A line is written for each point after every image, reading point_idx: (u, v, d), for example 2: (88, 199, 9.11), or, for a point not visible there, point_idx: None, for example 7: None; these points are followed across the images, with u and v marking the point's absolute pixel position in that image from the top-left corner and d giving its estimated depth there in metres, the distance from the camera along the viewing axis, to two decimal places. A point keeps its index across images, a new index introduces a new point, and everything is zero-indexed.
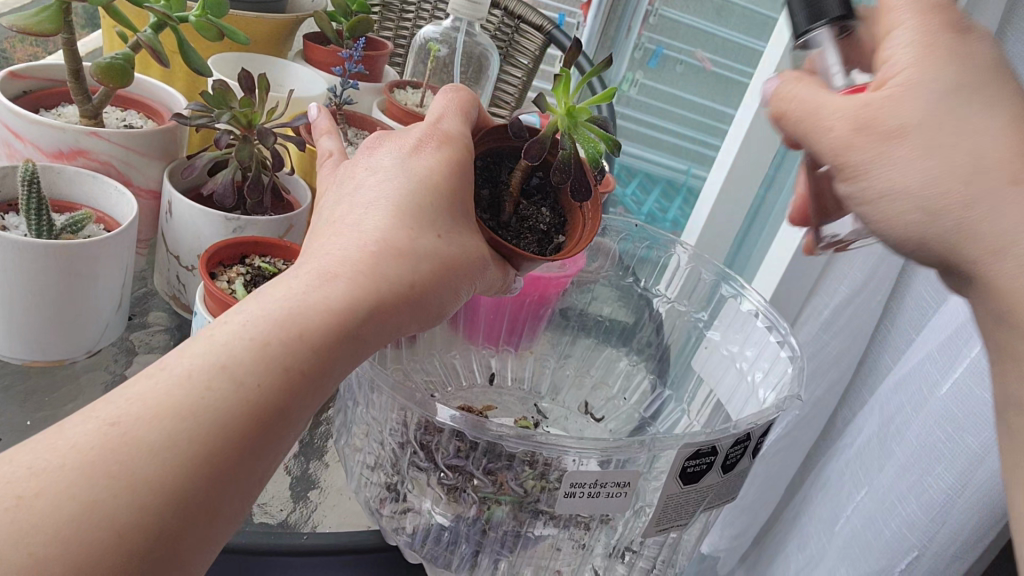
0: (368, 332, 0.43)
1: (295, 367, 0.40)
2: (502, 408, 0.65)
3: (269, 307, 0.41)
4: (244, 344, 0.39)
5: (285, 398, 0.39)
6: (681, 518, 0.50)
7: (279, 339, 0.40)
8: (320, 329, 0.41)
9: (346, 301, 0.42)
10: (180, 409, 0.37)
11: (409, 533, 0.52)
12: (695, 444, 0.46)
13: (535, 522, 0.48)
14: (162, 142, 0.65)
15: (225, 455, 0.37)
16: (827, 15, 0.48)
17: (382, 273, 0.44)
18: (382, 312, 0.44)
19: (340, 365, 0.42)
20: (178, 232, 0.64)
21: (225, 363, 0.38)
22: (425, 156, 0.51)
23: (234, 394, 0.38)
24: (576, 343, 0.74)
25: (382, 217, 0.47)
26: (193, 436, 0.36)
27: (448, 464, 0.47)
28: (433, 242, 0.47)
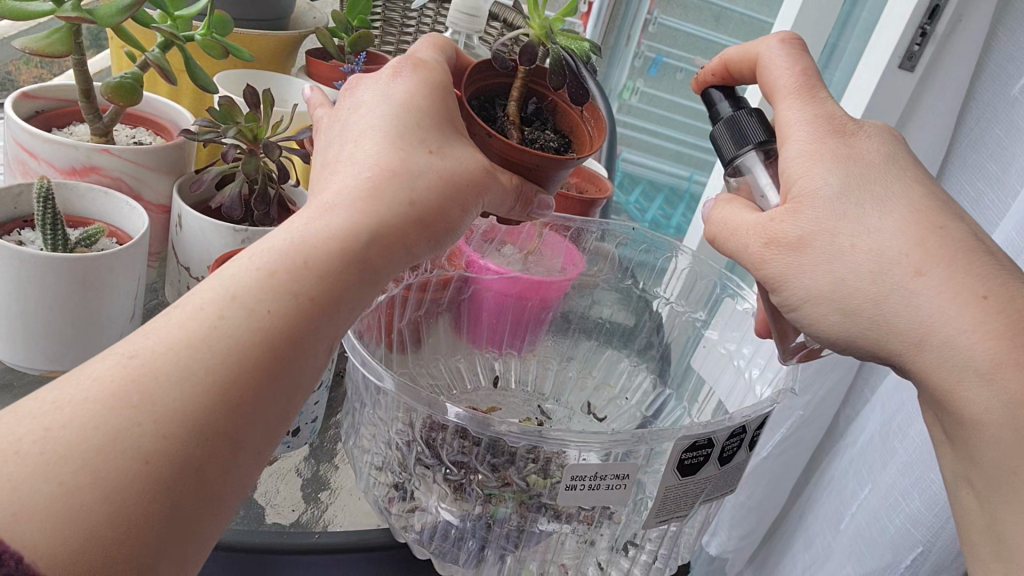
0: (376, 256, 0.46)
1: (303, 294, 0.42)
2: (506, 408, 0.67)
3: (274, 239, 0.44)
4: (250, 275, 0.42)
5: (296, 322, 0.41)
6: (681, 510, 0.52)
7: (285, 268, 0.42)
8: (323, 250, 0.43)
9: (347, 227, 0.45)
10: (193, 339, 0.39)
11: (417, 530, 0.53)
12: (692, 436, 0.47)
13: (539, 517, 0.50)
14: (171, 157, 0.67)
15: (241, 379, 0.39)
16: (755, 140, 0.54)
17: (381, 196, 0.47)
18: (387, 236, 0.46)
19: (352, 289, 0.44)
20: (187, 243, 0.66)
21: (234, 295, 0.41)
22: (403, 82, 0.55)
23: (244, 321, 0.40)
24: (579, 345, 0.75)
25: (378, 144, 0.50)
26: (206, 365, 0.38)
27: (453, 460, 0.49)
28: (427, 160, 0.50)
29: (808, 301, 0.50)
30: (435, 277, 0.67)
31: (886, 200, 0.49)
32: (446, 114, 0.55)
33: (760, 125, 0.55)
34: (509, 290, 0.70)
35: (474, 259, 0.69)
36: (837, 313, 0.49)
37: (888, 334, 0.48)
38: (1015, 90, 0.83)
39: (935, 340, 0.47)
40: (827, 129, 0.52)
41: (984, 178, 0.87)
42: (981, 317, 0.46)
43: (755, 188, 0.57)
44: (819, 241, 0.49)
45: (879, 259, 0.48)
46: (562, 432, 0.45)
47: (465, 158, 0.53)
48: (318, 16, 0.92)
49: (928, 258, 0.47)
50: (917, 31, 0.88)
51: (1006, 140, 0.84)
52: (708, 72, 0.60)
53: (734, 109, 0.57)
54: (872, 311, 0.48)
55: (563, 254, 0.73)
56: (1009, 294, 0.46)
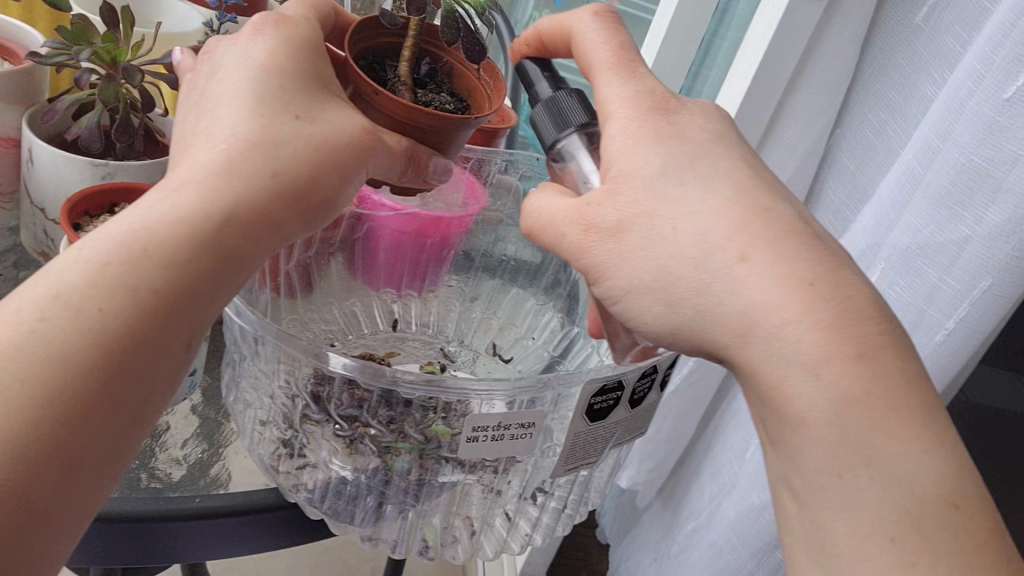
0: (231, 241, 0.41)
1: (141, 287, 0.39)
2: (405, 353, 0.63)
3: (113, 228, 0.40)
4: (80, 269, 0.38)
5: (135, 321, 0.38)
6: (591, 456, 0.49)
7: (119, 260, 0.39)
8: (163, 236, 0.40)
9: (193, 209, 0.40)
10: (11, 345, 0.36)
11: (308, 489, 0.49)
12: (601, 380, 0.44)
13: (440, 468, 0.46)
14: (17, 85, 0.59)
15: (69, 390, 0.36)
16: (577, 122, 0.50)
17: (231, 168, 0.42)
18: (245, 216, 0.42)
19: (209, 278, 0.41)
20: (40, 181, 0.58)
21: (59, 294, 0.38)
22: (265, 39, 0.47)
23: (70, 325, 0.37)
24: (482, 283, 0.71)
25: (233, 114, 0.44)
26: (25, 377, 0.36)
27: (342, 415, 0.45)
28: (294, 127, 0.44)
29: (629, 291, 0.44)
30: None
31: (708, 179, 0.45)
32: (320, 79, 0.48)
33: (581, 106, 0.50)
34: (405, 227, 0.64)
35: (368, 195, 0.64)
36: (659, 304, 0.43)
37: (713, 327, 0.42)
38: (917, 19, 0.82)
39: (761, 331, 0.41)
40: (649, 107, 0.48)
41: (887, 108, 0.87)
42: (808, 306, 0.40)
43: (580, 177, 0.50)
44: (639, 224, 0.44)
45: (700, 241, 0.43)
46: (460, 380, 0.42)
47: (342, 120, 0.46)
48: None
49: (752, 241, 0.42)
50: None
51: (907, 69, 0.84)
52: (524, 48, 0.56)
53: (553, 89, 0.53)
54: (696, 299, 0.42)
55: (462, 188, 0.69)
56: (834, 286, 0.41)
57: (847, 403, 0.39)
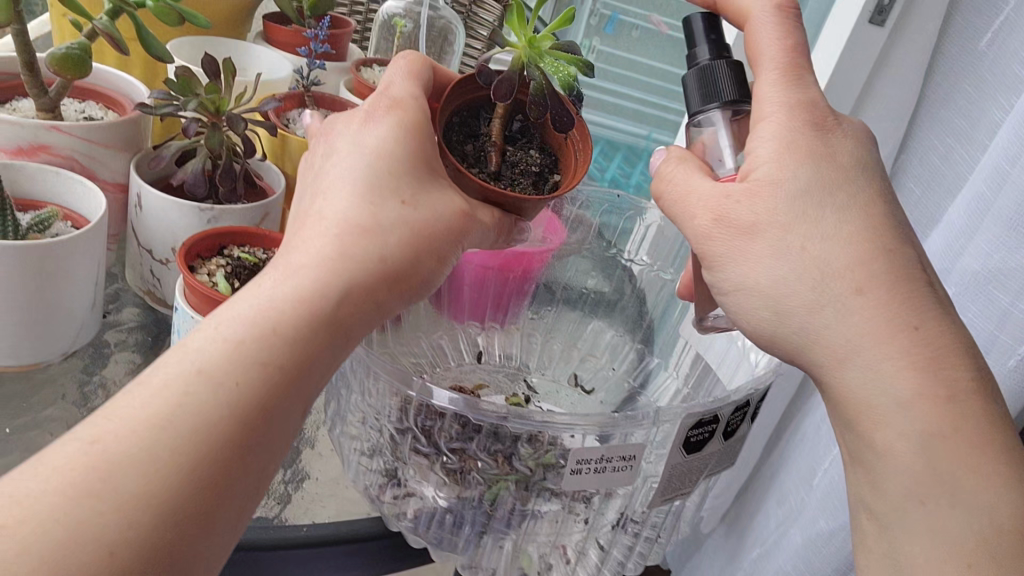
0: (346, 318, 0.43)
1: (272, 362, 0.39)
2: (494, 385, 0.65)
3: (243, 308, 0.41)
4: (217, 346, 0.39)
5: (269, 395, 0.39)
6: (684, 488, 0.50)
7: (252, 334, 0.40)
8: (286, 313, 0.41)
9: (314, 288, 0.42)
10: (157, 419, 0.36)
11: (411, 517, 0.51)
12: (698, 413, 0.46)
13: (540, 497, 0.48)
14: (126, 133, 0.62)
15: (213, 463, 0.36)
16: (720, 99, 0.49)
17: (345, 253, 0.44)
18: (359, 294, 0.43)
19: (327, 355, 0.42)
20: (148, 224, 0.61)
21: (200, 369, 0.38)
22: (377, 123, 0.49)
23: (211, 398, 0.37)
24: (562, 316, 0.73)
25: (344, 198, 0.46)
26: (171, 449, 0.36)
27: (450, 447, 0.46)
28: (397, 213, 0.46)
29: (749, 300, 0.47)
30: None
31: (842, 210, 0.46)
32: (427, 161, 0.49)
33: (734, 80, 0.49)
34: (489, 262, 0.66)
35: None
36: (767, 314, 0.46)
37: (812, 352, 0.46)
38: (984, 44, 0.81)
39: (856, 365, 0.44)
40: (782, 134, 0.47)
41: (953, 134, 0.86)
42: (910, 347, 0.44)
43: (711, 149, 0.52)
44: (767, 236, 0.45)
45: (821, 267, 0.45)
46: (544, 413, 0.44)
47: (442, 199, 0.48)
48: None
49: (872, 277, 0.45)
50: None
51: (975, 95, 0.83)
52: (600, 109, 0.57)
53: (715, 54, 0.50)
54: (803, 316, 0.45)
55: (544, 223, 0.71)
56: (935, 331, 0.45)
57: (927, 438, 0.43)
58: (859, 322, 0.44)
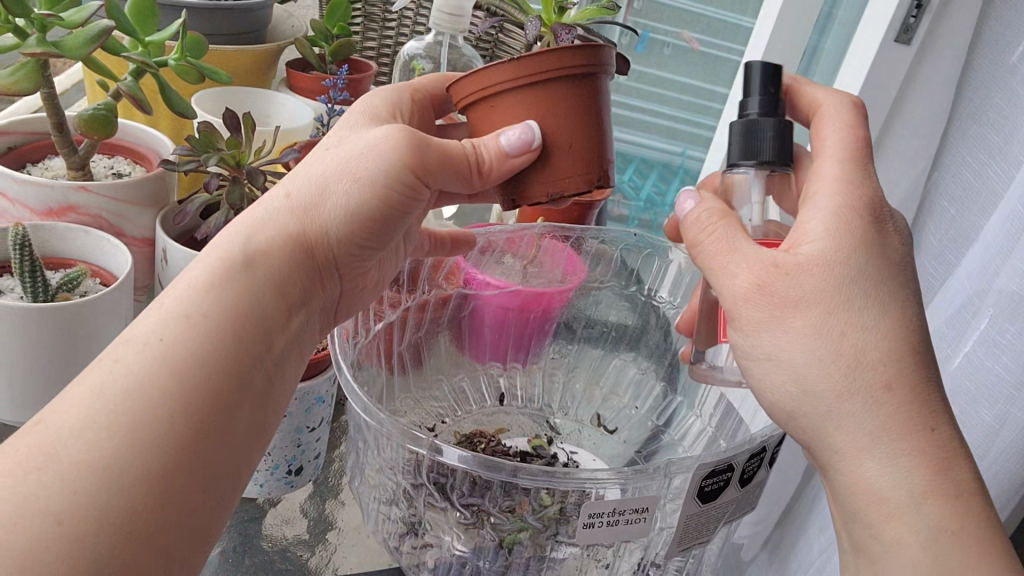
0: (276, 280, 0.45)
1: (204, 324, 0.42)
2: (515, 429, 0.66)
3: (178, 285, 0.43)
4: (162, 321, 0.41)
5: (219, 358, 0.41)
6: (703, 536, 0.50)
7: (175, 298, 0.42)
8: (206, 270, 0.43)
9: (234, 254, 0.44)
10: (87, 389, 0.38)
11: (430, 567, 0.51)
12: (711, 464, 0.45)
13: (555, 547, 0.48)
14: (151, 188, 0.64)
15: (173, 428, 0.38)
16: (757, 158, 0.48)
17: (272, 215, 0.47)
18: (286, 254, 0.46)
19: (264, 313, 0.44)
20: (174, 277, 0.63)
21: (146, 346, 0.40)
22: None
23: (150, 365, 0.39)
24: (585, 353, 0.72)
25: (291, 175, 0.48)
26: (110, 411, 0.37)
27: (463, 502, 0.47)
28: (320, 155, 0.48)
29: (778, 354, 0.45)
30: (432, 297, 0.66)
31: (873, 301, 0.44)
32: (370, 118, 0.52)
33: (777, 142, 0.47)
34: (509, 303, 0.67)
35: (473, 276, 0.67)
36: (791, 384, 0.45)
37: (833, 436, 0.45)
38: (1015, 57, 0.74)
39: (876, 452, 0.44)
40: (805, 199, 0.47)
41: (985, 149, 0.79)
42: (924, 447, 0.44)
43: (738, 195, 0.52)
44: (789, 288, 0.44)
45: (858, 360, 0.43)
46: (561, 470, 0.44)
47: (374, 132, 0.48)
48: (295, 26, 0.89)
49: (900, 375, 0.44)
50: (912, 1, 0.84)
51: (1007, 108, 0.75)
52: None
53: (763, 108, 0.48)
54: (829, 401, 0.44)
55: (562, 262, 0.71)
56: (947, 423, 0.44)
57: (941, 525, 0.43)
58: (886, 416, 0.44)
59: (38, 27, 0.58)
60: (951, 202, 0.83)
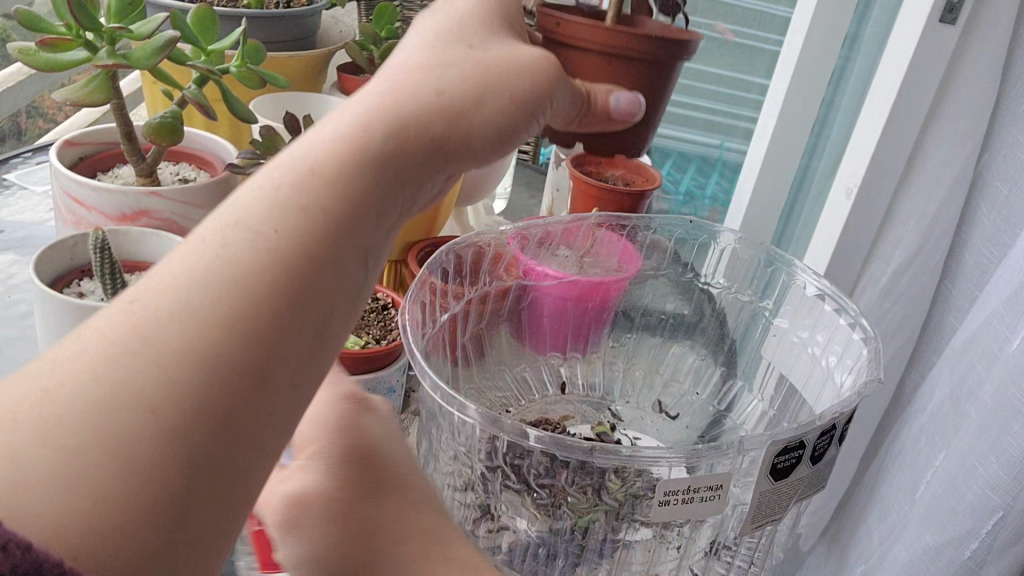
0: (394, 160, 0.36)
1: (311, 205, 0.32)
2: (578, 417, 0.67)
3: (275, 164, 0.34)
4: (252, 199, 0.32)
5: (311, 259, 0.31)
6: (775, 514, 0.50)
7: (290, 180, 0.33)
8: (326, 147, 0.35)
9: (357, 129, 0.36)
10: (188, 272, 0.29)
11: (505, 552, 0.52)
12: (783, 441, 0.47)
13: (630, 527, 0.49)
14: (217, 192, 0.66)
15: (242, 345, 0.29)
16: None
17: (400, 89, 0.38)
18: (412, 135, 0.37)
19: (377, 204, 0.35)
20: None
21: (235, 221, 0.31)
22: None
23: (251, 248, 0.30)
24: (643, 343, 0.73)
25: (405, 52, 0.42)
26: (193, 329, 0.28)
27: (538, 483, 0.48)
28: (465, 53, 0.42)
29: None
30: (493, 289, 0.66)
31: None
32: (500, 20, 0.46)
33: None
34: (568, 294, 0.69)
35: (532, 267, 0.67)
36: None
37: None
38: None
39: None
40: None
41: None
42: None
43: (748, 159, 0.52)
44: None
45: None
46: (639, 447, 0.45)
47: (517, 51, 0.44)
48: (343, 31, 0.92)
49: None
50: None
51: None
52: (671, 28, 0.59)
53: None
54: None
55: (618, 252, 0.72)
56: None
57: None
58: None
59: (109, 40, 0.61)
60: (1003, 180, 0.83)
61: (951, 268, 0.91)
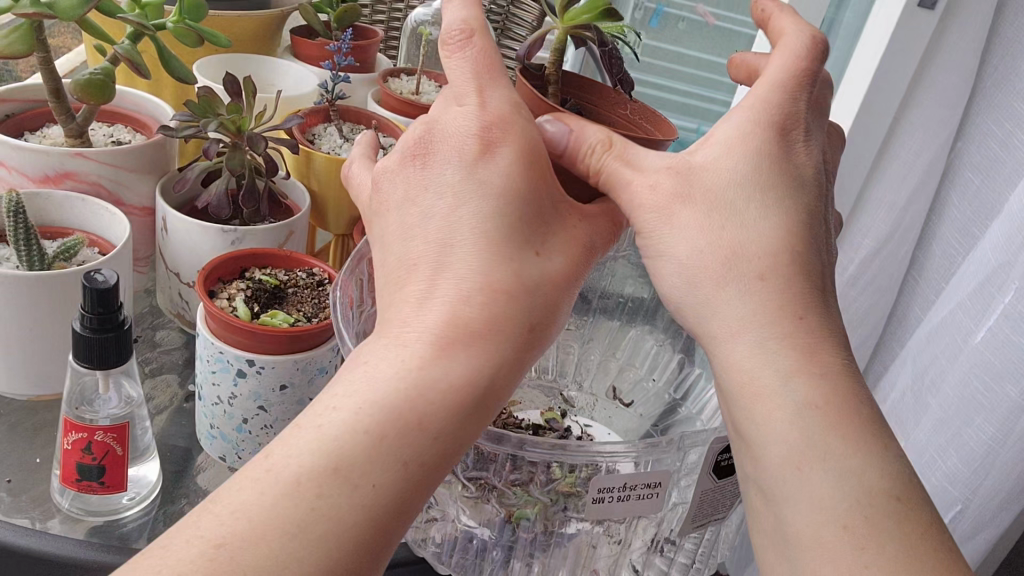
0: (492, 401, 0.39)
1: (412, 461, 0.36)
2: (527, 401, 0.66)
3: (380, 388, 0.37)
4: (354, 441, 0.36)
5: (405, 499, 0.36)
6: (718, 513, 0.48)
7: (392, 434, 0.36)
8: (438, 399, 0.37)
9: (467, 375, 0.38)
10: (289, 523, 0.34)
11: (436, 543, 0.50)
12: (725, 437, 0.44)
13: (566, 522, 0.46)
14: (150, 156, 0.62)
15: (339, 575, 0.35)
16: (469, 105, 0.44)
17: (487, 332, 0.39)
18: (503, 377, 0.39)
19: (468, 440, 0.38)
20: (174, 247, 0.61)
21: (336, 467, 0.35)
22: (499, 156, 0.41)
23: (346, 502, 0.35)
24: (600, 325, 0.70)
25: (473, 252, 0.40)
26: (309, 560, 0.34)
27: (469, 477, 0.45)
28: (539, 266, 0.41)
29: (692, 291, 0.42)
30: None
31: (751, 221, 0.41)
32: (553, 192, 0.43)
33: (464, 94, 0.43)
34: None
35: None
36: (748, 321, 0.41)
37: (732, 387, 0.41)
38: None
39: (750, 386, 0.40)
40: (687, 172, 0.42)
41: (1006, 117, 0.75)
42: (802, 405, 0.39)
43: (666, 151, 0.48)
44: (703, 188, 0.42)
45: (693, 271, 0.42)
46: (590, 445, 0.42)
47: (579, 234, 0.44)
48: None
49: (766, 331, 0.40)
50: None
51: None
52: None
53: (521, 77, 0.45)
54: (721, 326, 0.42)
55: None
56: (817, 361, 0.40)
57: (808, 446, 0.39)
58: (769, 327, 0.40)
59: None
60: (976, 171, 0.80)
61: (920, 257, 0.88)
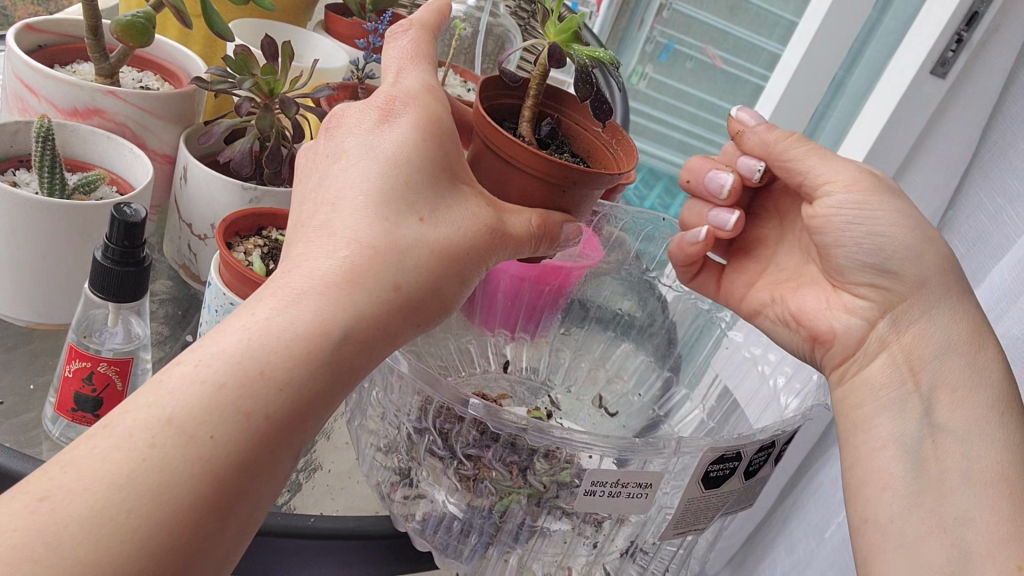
0: (350, 353, 0.39)
1: (256, 410, 0.36)
2: (516, 399, 0.64)
3: (228, 341, 0.37)
4: (194, 390, 0.35)
5: (257, 448, 0.36)
6: (699, 523, 0.50)
7: (236, 381, 0.36)
8: (283, 342, 0.37)
9: (317, 321, 0.38)
10: (119, 473, 0.33)
11: (419, 520, 0.51)
12: (720, 449, 0.45)
13: (549, 515, 0.47)
14: (179, 105, 0.63)
15: (178, 524, 0.33)
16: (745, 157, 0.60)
17: (348, 281, 0.40)
18: (362, 332, 0.40)
19: (319, 399, 0.38)
20: (191, 197, 0.61)
21: (171, 417, 0.35)
22: (394, 127, 0.45)
23: (183, 451, 0.34)
24: (592, 338, 0.71)
25: (355, 212, 0.42)
26: (136, 509, 0.32)
27: (466, 453, 0.46)
28: (418, 232, 0.43)
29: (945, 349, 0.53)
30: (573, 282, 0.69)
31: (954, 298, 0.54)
32: (447, 163, 0.46)
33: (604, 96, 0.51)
34: (526, 274, 0.66)
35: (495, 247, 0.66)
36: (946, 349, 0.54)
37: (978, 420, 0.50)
38: None
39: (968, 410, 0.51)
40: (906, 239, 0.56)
41: (990, 189, 0.78)
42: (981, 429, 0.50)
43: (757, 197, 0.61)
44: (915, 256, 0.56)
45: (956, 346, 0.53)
46: (565, 429, 0.43)
47: (466, 219, 0.45)
48: None
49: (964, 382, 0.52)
50: (952, 37, 0.87)
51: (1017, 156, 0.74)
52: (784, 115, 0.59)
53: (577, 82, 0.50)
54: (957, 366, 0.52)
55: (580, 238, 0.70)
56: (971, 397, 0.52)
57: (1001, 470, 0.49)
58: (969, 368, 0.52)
59: None
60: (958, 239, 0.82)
61: None
